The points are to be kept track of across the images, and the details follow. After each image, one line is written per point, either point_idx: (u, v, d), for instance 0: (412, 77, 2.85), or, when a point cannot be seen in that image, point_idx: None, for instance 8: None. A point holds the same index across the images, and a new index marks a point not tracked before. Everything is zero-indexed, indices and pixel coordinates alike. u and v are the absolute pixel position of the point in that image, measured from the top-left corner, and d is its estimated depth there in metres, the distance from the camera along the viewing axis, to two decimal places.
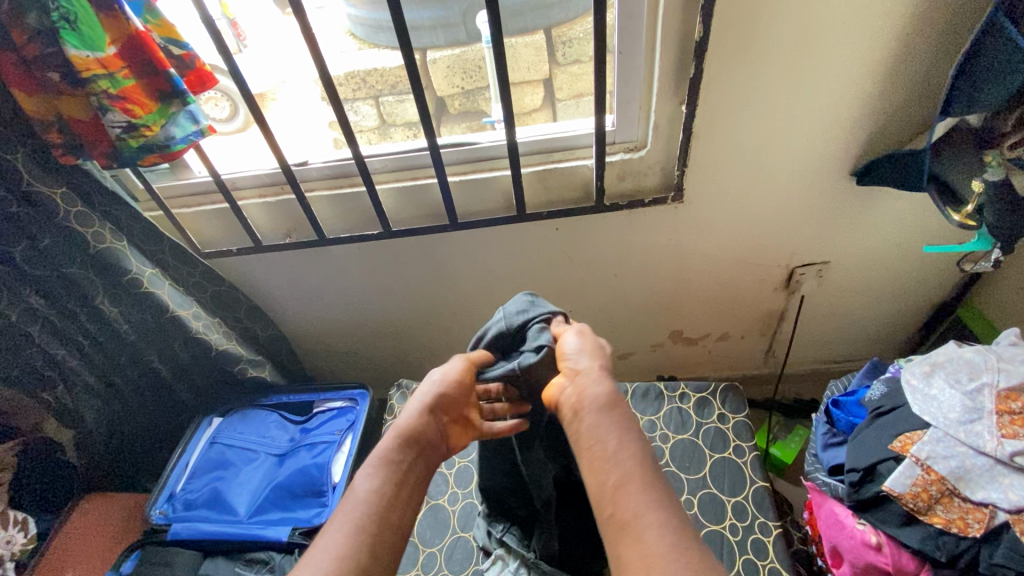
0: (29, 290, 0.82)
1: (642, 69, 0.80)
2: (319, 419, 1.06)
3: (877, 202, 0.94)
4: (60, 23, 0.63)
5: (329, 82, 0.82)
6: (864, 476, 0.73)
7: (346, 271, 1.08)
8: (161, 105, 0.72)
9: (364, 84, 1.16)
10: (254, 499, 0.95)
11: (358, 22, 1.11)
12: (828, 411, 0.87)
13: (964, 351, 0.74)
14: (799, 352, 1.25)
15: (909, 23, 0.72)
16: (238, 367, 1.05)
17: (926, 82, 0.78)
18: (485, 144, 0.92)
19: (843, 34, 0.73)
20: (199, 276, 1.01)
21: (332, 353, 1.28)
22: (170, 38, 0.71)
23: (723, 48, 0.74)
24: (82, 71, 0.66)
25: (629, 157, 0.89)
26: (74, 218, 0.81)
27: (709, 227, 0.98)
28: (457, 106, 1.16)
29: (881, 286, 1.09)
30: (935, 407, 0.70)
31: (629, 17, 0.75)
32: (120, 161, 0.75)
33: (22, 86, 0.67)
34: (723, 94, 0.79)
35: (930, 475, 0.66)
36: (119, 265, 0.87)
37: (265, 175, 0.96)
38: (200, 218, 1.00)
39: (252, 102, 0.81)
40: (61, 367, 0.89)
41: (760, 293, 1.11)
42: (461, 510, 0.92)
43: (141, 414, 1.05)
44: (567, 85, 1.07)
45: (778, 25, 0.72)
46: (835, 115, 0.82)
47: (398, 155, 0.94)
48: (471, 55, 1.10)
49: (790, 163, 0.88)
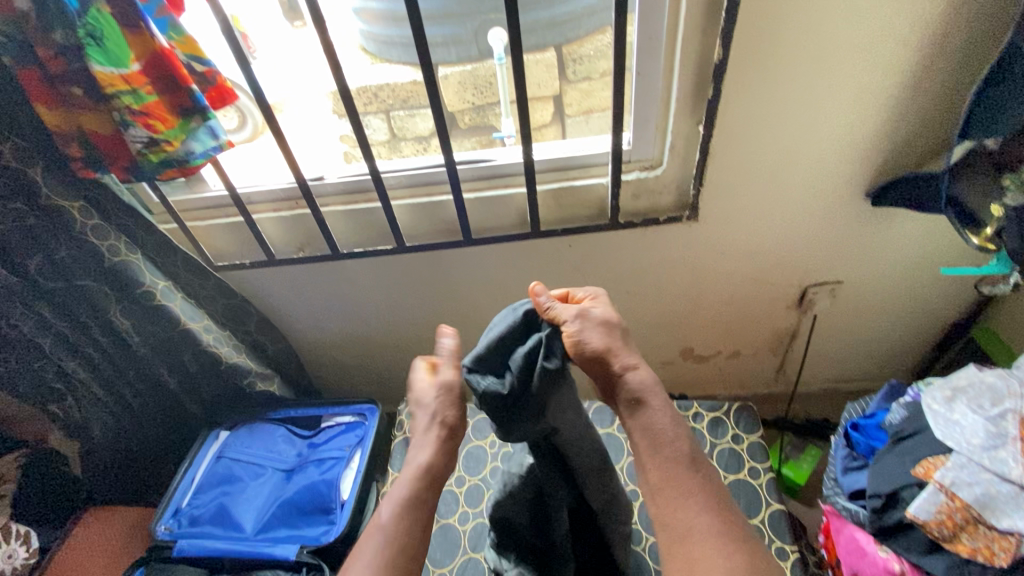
0: (42, 303, 0.82)
1: (660, 90, 0.81)
2: (327, 435, 1.04)
3: (891, 223, 0.94)
4: (87, 40, 0.64)
5: (348, 98, 0.82)
6: (887, 501, 0.72)
7: (358, 286, 1.08)
8: (183, 121, 0.72)
9: (376, 98, 1.16)
10: (261, 516, 0.94)
11: (370, 37, 1.09)
12: (847, 434, 0.86)
13: (986, 375, 0.74)
14: (809, 371, 1.24)
15: (927, 49, 0.73)
16: (247, 380, 1.04)
17: (943, 106, 0.78)
18: (501, 161, 0.92)
19: (861, 58, 0.74)
20: (211, 289, 1.01)
21: (340, 367, 1.28)
22: (193, 55, 0.71)
23: (742, 70, 0.75)
24: (106, 86, 0.66)
25: (645, 175, 0.90)
26: (92, 231, 0.81)
27: (723, 246, 0.98)
28: (467, 121, 1.16)
29: (894, 306, 1.09)
30: (958, 432, 0.69)
31: (649, 38, 0.76)
32: (140, 175, 0.75)
33: (45, 100, 0.68)
34: (740, 116, 0.80)
35: (955, 502, 0.65)
36: (133, 279, 0.86)
37: (281, 189, 0.96)
38: (213, 230, 1.01)
39: (271, 117, 0.82)
40: (70, 380, 0.88)
41: (772, 312, 1.11)
42: (471, 531, 0.91)
43: (149, 427, 1.04)
44: (577, 102, 1.09)
45: (796, 48, 0.73)
46: (852, 136, 0.82)
47: (414, 171, 0.94)
48: (483, 71, 1.10)
49: (805, 183, 0.88)
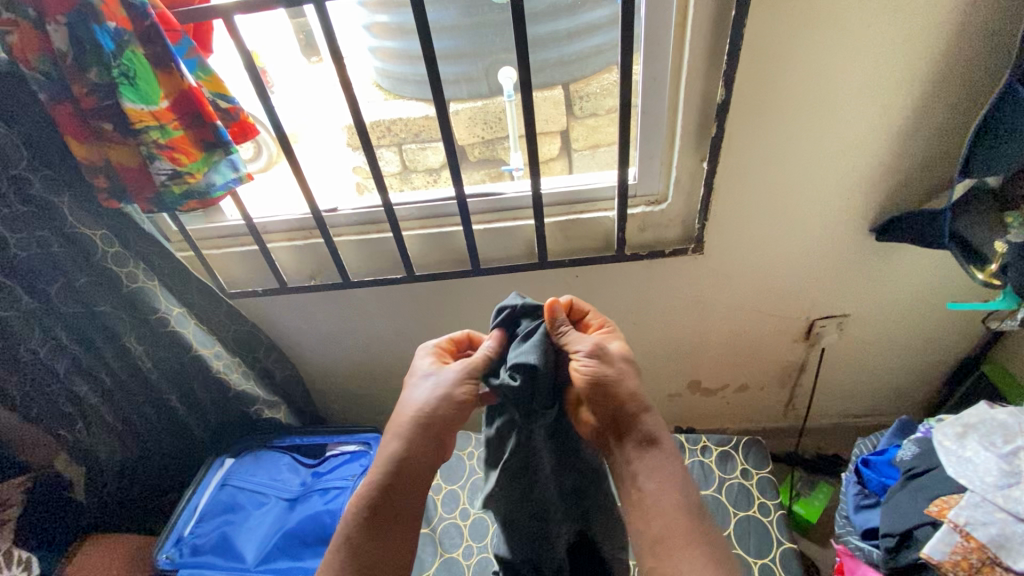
0: (59, 327, 0.83)
1: (665, 127, 0.83)
2: (332, 463, 1.04)
3: (896, 258, 0.95)
4: (121, 78, 0.67)
5: (364, 132, 0.85)
6: (901, 541, 0.71)
7: (367, 313, 1.09)
8: (205, 154, 0.75)
9: (389, 132, 1.20)
10: (263, 546, 0.93)
11: (384, 74, 1.12)
12: (858, 470, 0.85)
13: (997, 413, 0.73)
14: (819, 406, 1.23)
15: (923, 90, 0.75)
16: (254, 407, 1.04)
17: (943, 144, 0.80)
18: (510, 195, 0.95)
19: (860, 98, 0.76)
20: (223, 316, 1.03)
21: (346, 395, 1.28)
22: (219, 93, 0.75)
23: (744, 109, 0.77)
24: (134, 122, 0.69)
25: (650, 210, 0.91)
26: (111, 258, 0.83)
27: (729, 279, 0.99)
28: (477, 153, 1.20)
29: (903, 340, 1.08)
30: (971, 470, 0.68)
31: (654, 79, 0.79)
32: (161, 206, 0.78)
33: (75, 134, 0.72)
34: (743, 153, 0.82)
35: (970, 542, 0.64)
36: (149, 303, 0.88)
37: (295, 220, 0.99)
38: (228, 258, 1.03)
39: (288, 150, 0.85)
40: (81, 404, 0.89)
41: (779, 344, 1.10)
42: (475, 566, 0.89)
43: (155, 453, 1.04)
44: (584, 137, 1.12)
45: (797, 88, 0.75)
46: (854, 173, 0.84)
47: (425, 204, 0.96)
48: (493, 107, 1.14)
49: (809, 217, 0.90)
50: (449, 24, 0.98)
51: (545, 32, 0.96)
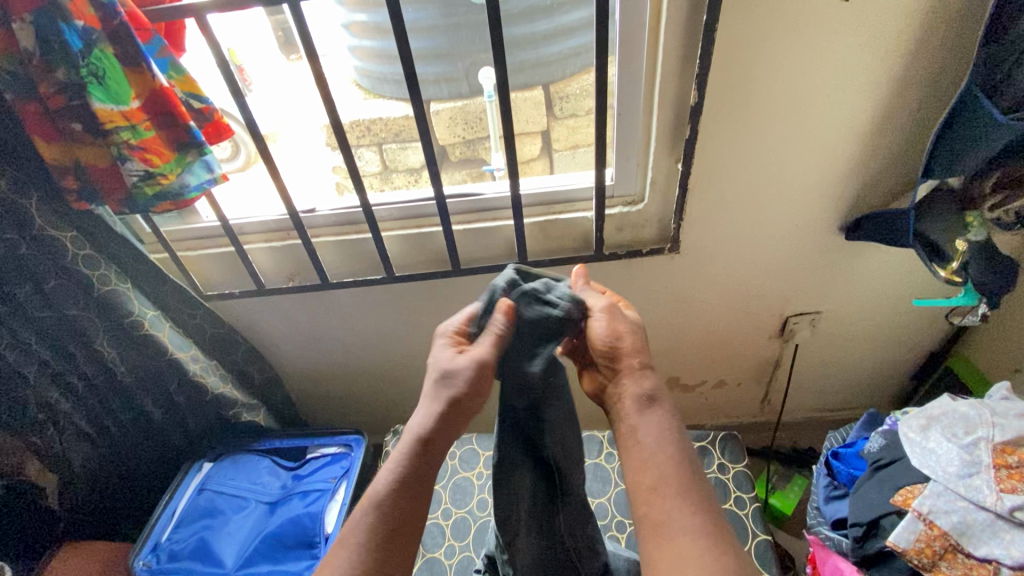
0: (28, 330, 0.82)
1: (641, 128, 0.85)
2: (312, 466, 1.03)
3: (865, 257, 0.97)
4: (89, 78, 0.66)
5: (342, 134, 0.85)
6: (868, 530, 0.74)
7: (347, 315, 1.09)
8: (178, 155, 0.74)
9: (369, 132, 1.18)
10: (242, 551, 0.92)
11: (364, 74, 1.12)
12: (828, 462, 0.87)
13: (959, 405, 0.76)
14: (793, 400, 1.26)
15: (891, 92, 0.77)
16: (232, 411, 1.04)
17: (909, 143, 0.82)
18: (489, 195, 0.95)
19: (831, 98, 0.78)
20: (199, 318, 1.01)
21: (328, 397, 1.28)
22: (192, 93, 0.74)
23: (717, 111, 0.79)
24: (105, 121, 0.69)
25: (628, 210, 0.93)
26: (82, 260, 0.82)
27: (705, 277, 1.01)
28: (459, 153, 1.21)
29: (872, 336, 1.11)
30: (934, 460, 0.71)
31: (629, 81, 0.80)
32: (133, 208, 0.77)
33: (42, 133, 0.70)
34: (716, 153, 0.83)
35: (933, 530, 0.67)
36: (122, 307, 0.87)
37: (272, 221, 0.98)
38: (203, 260, 1.02)
39: (265, 151, 0.84)
40: (53, 410, 0.87)
41: (755, 342, 1.13)
42: (457, 565, 0.90)
43: (130, 459, 1.02)
44: (564, 138, 1.13)
45: (769, 89, 0.77)
46: (824, 173, 0.86)
47: (405, 204, 0.96)
48: (473, 107, 1.14)
49: (782, 217, 0.92)
50: (428, 25, 0.99)
51: (523, 33, 0.97)
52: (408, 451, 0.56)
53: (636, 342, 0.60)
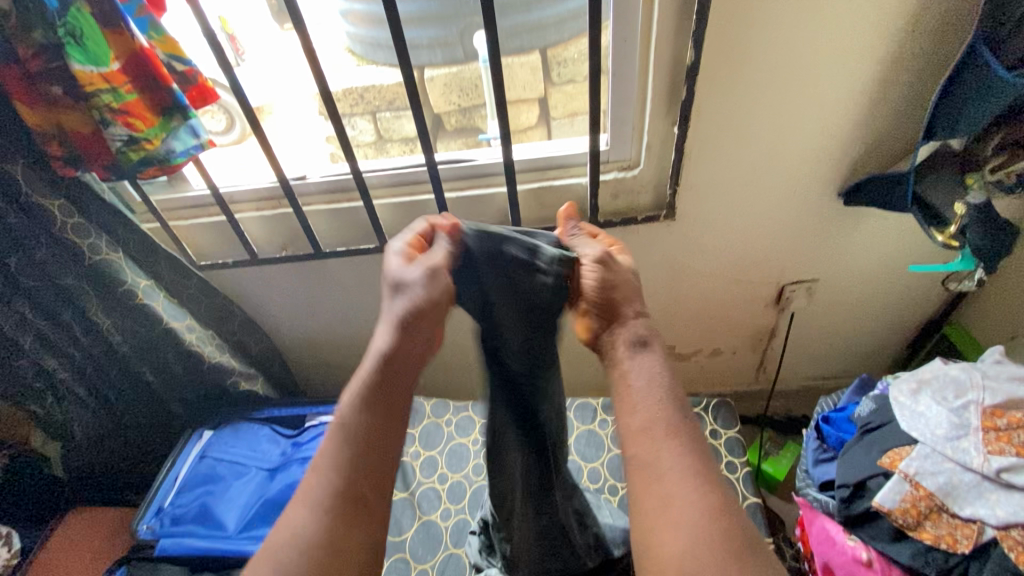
0: (22, 301, 0.82)
1: (636, 90, 0.82)
2: (311, 434, 1.04)
3: (863, 223, 0.96)
4: (67, 38, 0.64)
5: (330, 99, 0.83)
6: (855, 491, 0.74)
7: (342, 285, 1.09)
8: (162, 120, 0.73)
9: (362, 100, 1.17)
10: (244, 514, 0.94)
11: (356, 39, 1.08)
12: (818, 427, 0.88)
13: (950, 368, 0.76)
14: (788, 369, 1.26)
15: (895, 50, 0.75)
16: (231, 379, 1.05)
17: (912, 104, 0.80)
18: (482, 162, 0.94)
19: (832, 57, 0.75)
20: (194, 288, 1.01)
21: (325, 367, 1.29)
22: (173, 55, 0.72)
23: (714, 72, 0.76)
24: (86, 84, 0.67)
25: (623, 175, 0.91)
26: (71, 228, 0.81)
27: (701, 244, 1.00)
28: (454, 122, 1.17)
29: (868, 304, 1.11)
30: (923, 423, 0.72)
31: (623, 41, 0.78)
32: (121, 173, 0.76)
33: (24, 96, 0.68)
34: (713, 116, 0.81)
35: (919, 491, 0.68)
36: (114, 276, 0.86)
37: (264, 189, 0.97)
38: (196, 230, 1.01)
39: (252, 117, 0.83)
40: (52, 379, 0.89)
41: (751, 310, 1.13)
42: (453, 527, 0.92)
43: (132, 429, 1.03)
44: (562, 105, 1.09)
45: (769, 47, 0.74)
46: (822, 137, 0.84)
47: (396, 171, 0.95)
48: (468, 73, 1.13)
49: (780, 182, 0.90)
50: None
51: None
52: (368, 375, 0.54)
53: (629, 289, 0.59)
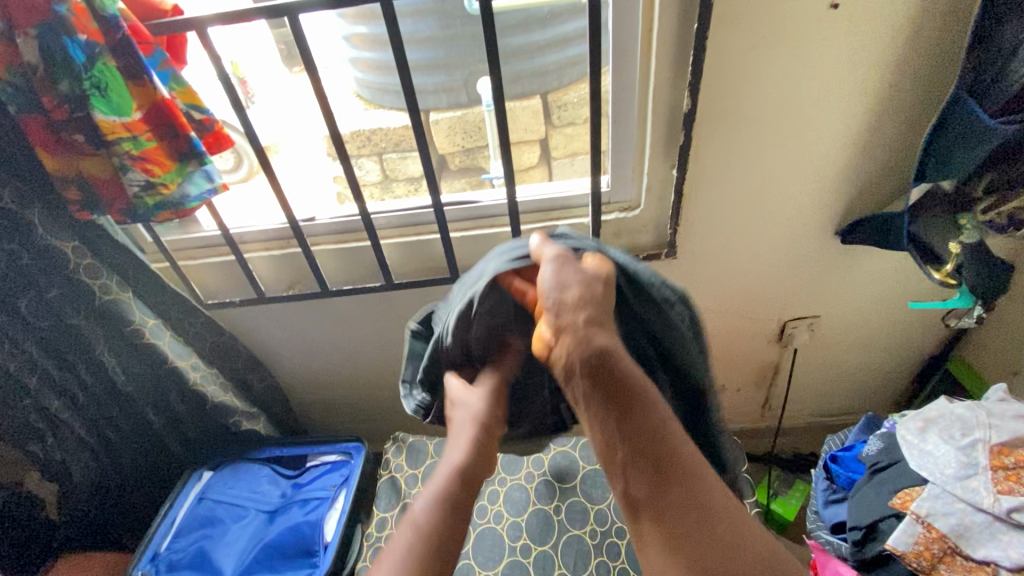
0: (30, 341, 0.82)
1: (636, 133, 0.86)
2: (312, 475, 1.04)
3: (861, 261, 0.98)
4: (92, 90, 0.67)
5: (340, 143, 0.86)
6: (867, 534, 0.74)
7: (346, 323, 1.10)
8: (179, 165, 0.76)
9: (369, 141, 1.22)
10: (242, 560, 0.92)
11: (365, 85, 1.10)
12: (827, 466, 0.87)
13: (956, 407, 0.76)
14: (793, 405, 1.26)
15: (883, 96, 0.78)
16: (233, 419, 1.04)
17: (902, 147, 0.83)
18: (486, 203, 0.96)
19: (823, 102, 0.78)
20: (199, 326, 1.02)
21: (328, 405, 1.28)
22: (193, 104, 0.75)
23: (709, 117, 0.80)
24: (107, 133, 0.70)
25: (624, 216, 0.94)
26: (83, 269, 0.82)
27: (703, 282, 1.01)
28: (457, 162, 1.25)
29: (871, 341, 1.12)
30: (932, 463, 0.71)
31: (623, 89, 0.81)
32: (135, 218, 0.78)
33: (46, 146, 0.71)
34: (712, 158, 0.84)
35: (931, 532, 0.67)
36: (124, 316, 0.87)
37: (272, 229, 0.99)
38: (205, 269, 1.03)
39: (266, 161, 0.85)
40: (54, 420, 0.87)
41: (754, 346, 1.13)
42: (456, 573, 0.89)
43: (130, 468, 1.03)
44: (562, 146, 1.15)
45: (762, 94, 0.77)
46: (817, 177, 0.87)
47: (403, 213, 0.97)
48: (472, 116, 1.16)
49: (777, 221, 0.92)
50: (426, 36, 0.98)
51: (521, 43, 0.97)
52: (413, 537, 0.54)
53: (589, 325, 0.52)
